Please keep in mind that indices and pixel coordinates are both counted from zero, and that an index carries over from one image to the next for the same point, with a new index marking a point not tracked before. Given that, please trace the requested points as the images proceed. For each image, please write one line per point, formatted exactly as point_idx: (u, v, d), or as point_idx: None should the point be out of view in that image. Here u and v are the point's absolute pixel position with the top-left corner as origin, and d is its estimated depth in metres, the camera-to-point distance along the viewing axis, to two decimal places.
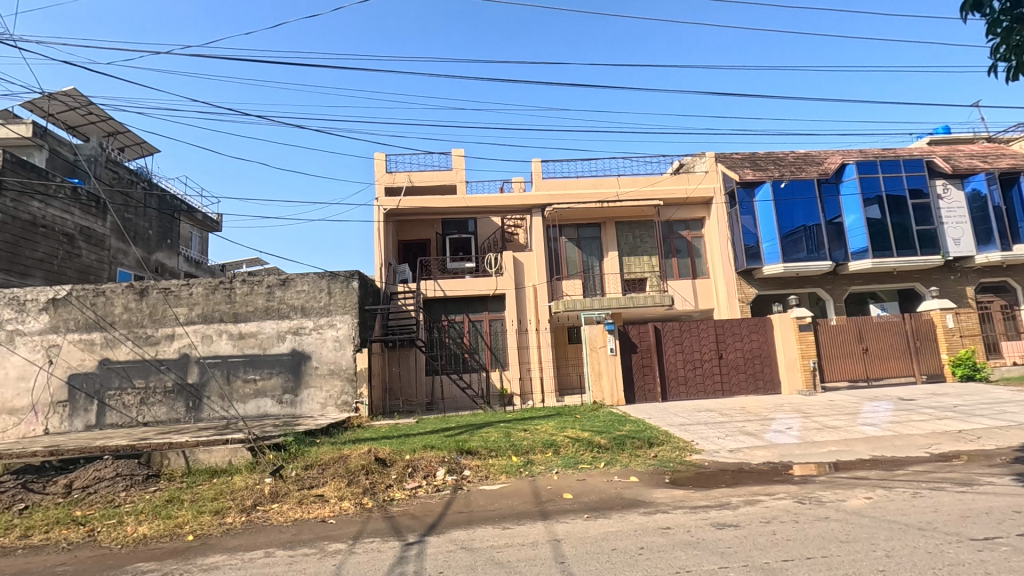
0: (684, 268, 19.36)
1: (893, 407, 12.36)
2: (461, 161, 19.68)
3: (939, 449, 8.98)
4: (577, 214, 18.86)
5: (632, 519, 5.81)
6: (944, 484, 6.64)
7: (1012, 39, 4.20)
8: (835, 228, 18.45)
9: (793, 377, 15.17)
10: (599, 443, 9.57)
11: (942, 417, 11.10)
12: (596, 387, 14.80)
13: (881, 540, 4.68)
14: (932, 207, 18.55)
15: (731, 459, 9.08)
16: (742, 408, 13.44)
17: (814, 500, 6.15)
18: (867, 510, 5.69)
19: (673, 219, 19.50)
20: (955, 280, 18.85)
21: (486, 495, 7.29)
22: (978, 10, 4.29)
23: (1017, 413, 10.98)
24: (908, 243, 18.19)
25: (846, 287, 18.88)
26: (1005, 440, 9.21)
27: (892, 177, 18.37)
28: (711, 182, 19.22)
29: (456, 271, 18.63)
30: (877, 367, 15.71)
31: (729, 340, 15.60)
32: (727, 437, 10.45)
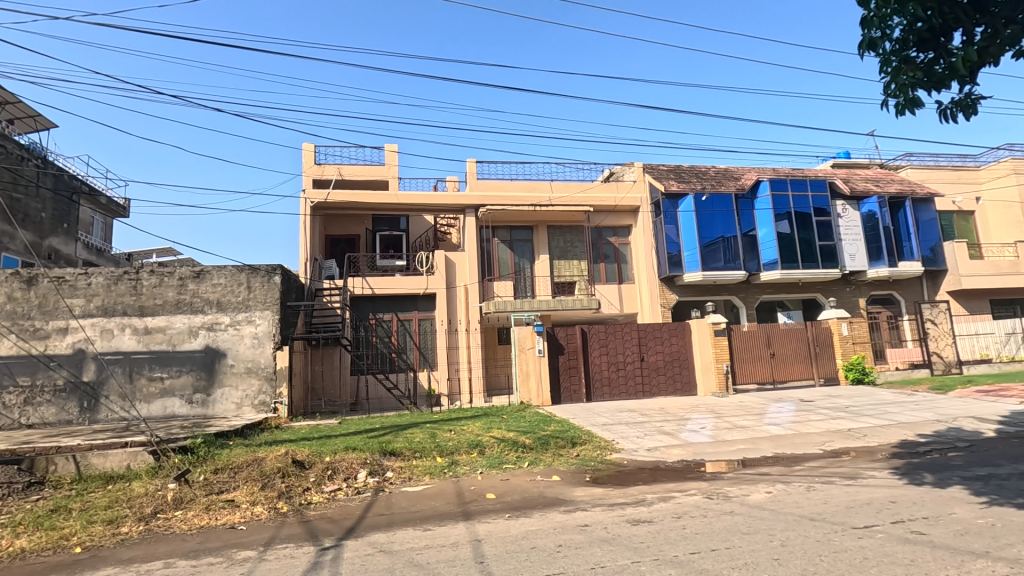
0: (611, 273, 20.00)
1: (794, 408, 13.38)
2: (395, 156, 19.31)
3: (832, 446, 9.82)
4: (510, 215, 19.00)
5: (552, 517, 5.92)
6: (834, 478, 7.28)
7: (901, 79, 4.67)
8: (749, 240, 19.74)
9: (708, 379, 16.08)
10: (524, 443, 9.69)
11: (835, 417, 12.15)
12: (524, 388, 14.99)
13: (778, 531, 5.06)
14: (833, 224, 20.25)
15: (649, 457, 9.49)
16: (661, 408, 14.06)
17: (721, 496, 6.54)
18: (767, 503, 6.12)
19: (602, 225, 20.09)
20: (850, 292, 20.70)
21: (409, 497, 7.20)
22: (872, 50, 4.74)
23: (897, 413, 12.22)
24: (812, 257, 19.71)
25: (757, 296, 20.20)
26: (886, 437, 10.23)
27: (800, 196, 19.88)
28: (639, 191, 19.98)
29: (386, 268, 18.26)
30: (783, 371, 16.95)
31: (651, 343, 16.27)
32: (646, 437, 10.90)
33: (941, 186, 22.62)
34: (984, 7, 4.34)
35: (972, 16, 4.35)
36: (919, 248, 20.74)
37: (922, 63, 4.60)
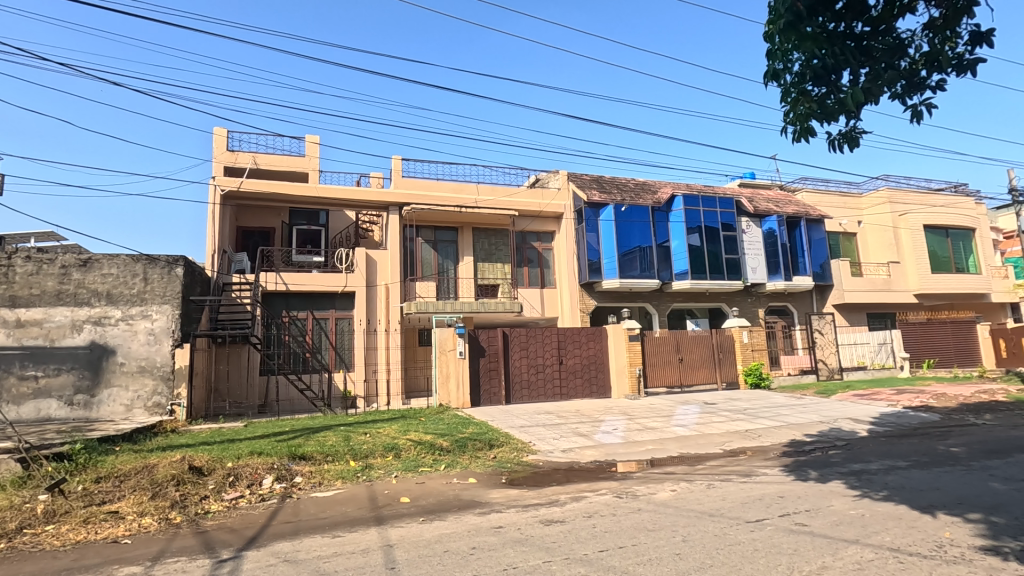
0: (534, 278, 20.32)
1: (699, 410, 14.24)
2: (316, 148, 18.53)
3: (730, 446, 10.54)
4: (435, 216, 18.78)
5: (467, 520, 5.90)
6: (731, 475, 7.81)
7: (798, 108, 5.14)
8: (663, 251, 20.78)
9: (621, 382, 16.80)
10: (441, 445, 9.58)
11: (735, 418, 13.04)
12: (443, 390, 14.89)
13: (680, 527, 5.34)
14: (738, 240, 21.77)
15: (563, 458, 9.72)
16: (577, 410, 14.43)
17: (630, 494, 6.82)
18: (671, 500, 6.46)
19: (526, 230, 20.38)
20: (750, 302, 22.39)
21: (318, 503, 6.90)
22: (775, 81, 5.16)
23: (787, 415, 13.33)
24: (719, 269, 21.07)
25: (668, 303, 21.35)
26: (778, 437, 11.13)
27: (709, 212, 21.22)
28: (563, 199, 20.43)
29: (302, 264, 17.47)
30: (690, 374, 17.96)
31: (570, 346, 16.69)
32: (562, 438, 11.16)
33: (830, 210, 24.94)
34: (867, 52, 4.87)
35: (858, 59, 4.86)
36: (810, 265, 22.78)
37: (815, 96, 5.05)
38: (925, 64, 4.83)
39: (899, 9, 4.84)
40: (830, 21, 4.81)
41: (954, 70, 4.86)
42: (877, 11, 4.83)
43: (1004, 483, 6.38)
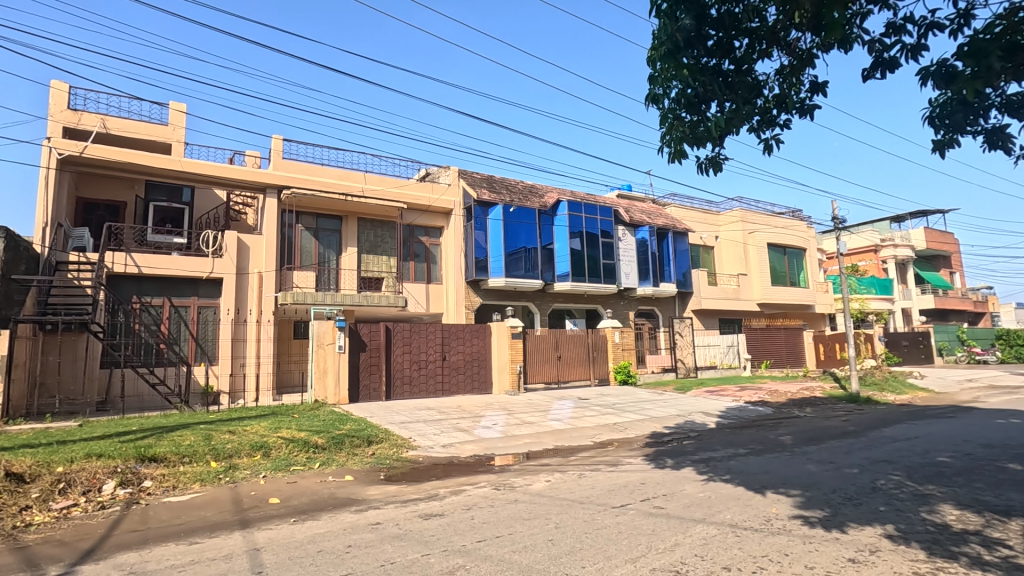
0: (420, 273, 20.13)
1: (573, 405, 15.06)
2: (181, 117, 16.70)
3: (600, 438, 11.31)
4: (317, 202, 17.83)
5: (343, 518, 5.73)
6: (600, 465, 8.40)
7: (672, 131, 5.70)
8: (547, 253, 21.62)
9: (502, 378, 17.23)
10: (316, 443, 9.17)
11: (605, 413, 13.99)
12: (319, 385, 14.20)
13: (553, 515, 5.65)
14: (615, 247, 23.32)
15: (443, 453, 9.77)
16: (458, 406, 14.54)
17: (507, 486, 7.07)
18: (546, 490, 6.80)
19: (414, 224, 20.08)
20: (622, 305, 24.10)
21: (172, 508, 6.28)
22: (655, 103, 5.68)
23: (650, 409, 14.59)
24: (596, 273, 22.45)
25: (550, 303, 22.24)
26: (641, 429, 12.15)
27: (590, 219, 22.50)
28: (453, 195, 20.41)
29: (158, 245, 15.67)
30: (566, 371, 18.91)
31: (453, 343, 16.76)
32: (442, 434, 11.21)
33: (694, 224, 27.57)
34: (731, 88, 5.52)
35: (724, 93, 5.49)
36: (675, 273, 25.03)
37: (688, 123, 5.63)
38: (775, 104, 5.61)
39: (756, 53, 5.55)
40: (703, 56, 5.38)
41: (796, 112, 5.70)
42: (740, 52, 5.49)
43: (817, 464, 7.57)
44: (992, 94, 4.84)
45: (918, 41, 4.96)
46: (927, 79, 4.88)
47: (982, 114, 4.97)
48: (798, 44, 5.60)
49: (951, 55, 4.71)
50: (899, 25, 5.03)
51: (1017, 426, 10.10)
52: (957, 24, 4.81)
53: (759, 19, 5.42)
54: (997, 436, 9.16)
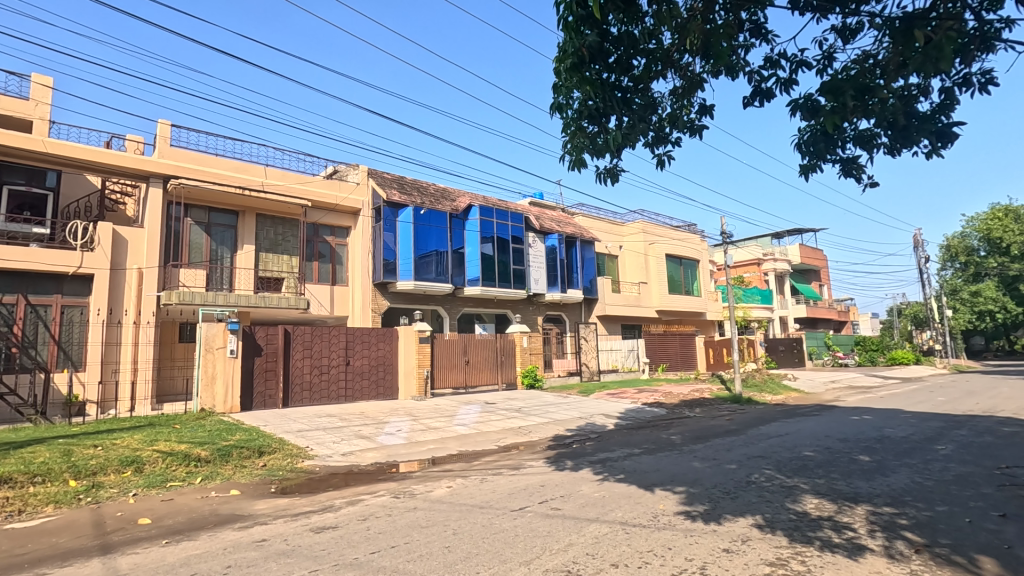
0: (324, 274, 19.31)
1: (480, 410, 15.10)
2: (46, 92, 14.82)
3: (504, 442, 11.41)
4: (210, 195, 16.55)
5: (224, 536, 5.32)
6: (503, 469, 8.47)
7: (575, 140, 5.94)
8: (458, 257, 21.56)
9: (409, 383, 16.91)
10: (198, 456, 8.44)
11: (511, 416, 14.16)
12: (207, 393, 13.13)
13: (452, 521, 5.60)
14: (526, 253, 23.73)
15: (342, 462, 9.39)
16: (361, 413, 14.05)
17: (407, 494, 6.92)
18: (446, 497, 6.74)
19: (319, 223, 19.21)
20: (531, 310, 24.56)
21: (15, 537, 5.48)
22: (559, 111, 5.91)
23: (554, 412, 14.97)
24: (506, 278, 22.71)
25: (459, 308, 22.17)
26: (545, 432, 12.42)
27: (502, 224, 22.72)
28: (361, 194, 19.78)
29: (13, 235, 13.74)
30: (474, 376, 18.94)
31: (357, 347, 16.17)
32: (342, 441, 10.78)
33: (600, 234, 28.70)
34: (628, 104, 5.85)
35: (622, 108, 5.81)
36: (582, 280, 25.93)
37: (589, 133, 5.91)
38: (668, 122, 6.03)
39: (653, 72, 5.92)
40: (603, 71, 5.63)
41: (687, 131, 6.13)
42: (638, 71, 5.82)
43: (701, 462, 8.13)
44: (848, 128, 5.48)
45: (790, 76, 5.51)
46: (796, 110, 5.43)
47: (840, 144, 5.60)
48: (690, 68, 6.04)
49: (815, 90, 5.30)
50: (775, 59, 5.57)
51: (867, 422, 11.46)
52: (821, 64, 5.41)
53: (655, 41, 5.77)
54: (852, 432, 10.34)
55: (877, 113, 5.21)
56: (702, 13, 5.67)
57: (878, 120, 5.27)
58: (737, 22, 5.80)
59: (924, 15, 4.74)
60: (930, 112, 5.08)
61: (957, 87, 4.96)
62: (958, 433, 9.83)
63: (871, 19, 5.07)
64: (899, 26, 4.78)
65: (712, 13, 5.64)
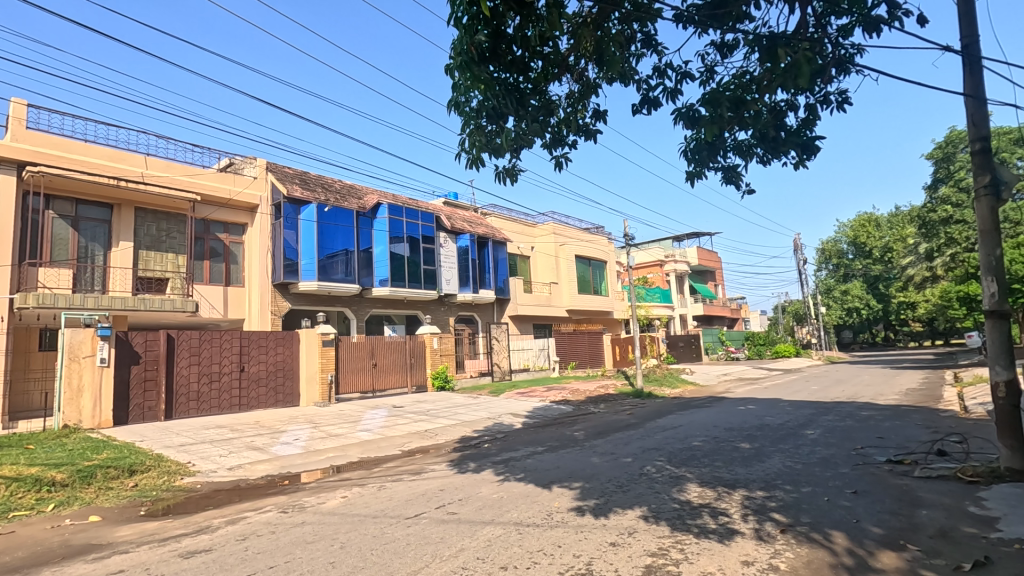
0: (216, 273, 17.89)
1: (386, 414, 14.67)
2: None
3: (408, 446, 11.14)
4: (78, 185, 14.76)
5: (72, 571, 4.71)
6: (403, 475, 8.23)
7: (472, 137, 5.86)
8: (365, 257, 20.84)
9: (311, 389, 16.08)
10: (53, 480, 7.45)
11: (418, 420, 13.87)
12: (71, 407, 11.64)
13: (340, 534, 5.32)
14: (436, 253, 23.44)
15: (228, 477, 8.70)
16: (256, 422, 13.15)
17: (296, 507, 6.52)
18: (339, 508, 6.41)
19: (209, 219, 17.76)
20: (443, 311, 24.27)
21: None
22: (456, 109, 5.81)
23: (462, 413, 14.87)
24: (416, 278, 22.32)
25: (367, 309, 21.44)
26: (451, 434, 12.28)
27: (412, 223, 22.26)
28: (258, 189, 18.53)
29: None
30: (382, 379, 18.39)
31: (253, 352, 15.11)
32: (230, 454, 10.00)
33: (512, 234, 28.94)
34: (525, 105, 5.87)
35: (519, 109, 5.82)
36: (494, 281, 26.00)
37: (487, 132, 5.88)
38: (563, 125, 6.13)
39: (548, 76, 5.98)
40: (501, 70, 5.60)
41: (582, 134, 6.27)
42: (535, 73, 5.85)
43: (599, 457, 8.36)
44: (727, 138, 5.83)
45: (675, 86, 5.79)
46: (680, 119, 5.70)
47: (721, 153, 5.95)
48: (584, 73, 6.17)
49: (696, 101, 5.59)
50: (662, 69, 5.82)
51: (750, 412, 12.40)
52: (703, 76, 5.72)
53: (551, 46, 5.84)
54: (737, 421, 11.12)
55: (752, 125, 5.59)
56: (596, 20, 5.82)
57: (752, 131, 5.66)
58: (629, 32, 5.99)
59: (788, 36, 5.14)
60: (796, 126, 5.54)
61: (818, 105, 5.44)
62: (825, 419, 10.89)
63: (745, 38, 5.43)
64: (767, 44, 5.15)
65: (604, 20, 5.79)
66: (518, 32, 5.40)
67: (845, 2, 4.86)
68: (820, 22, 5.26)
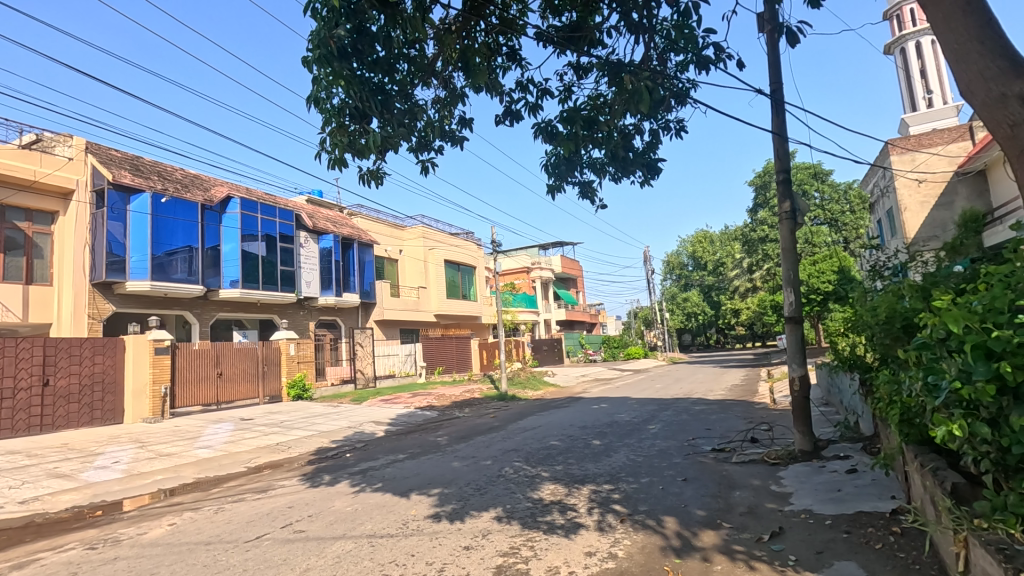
0: (14, 269, 14.98)
1: (232, 427, 13.37)
2: None
3: (255, 462, 10.24)
4: None
5: None
6: (246, 494, 7.54)
7: (333, 135, 5.60)
8: (211, 255, 18.84)
9: (139, 403, 14.13)
10: None
11: (268, 433, 12.82)
12: None
13: (163, 567, 4.72)
14: (295, 253, 21.93)
15: (19, 512, 7.29)
16: (63, 445, 11.21)
17: (108, 542, 5.65)
18: (163, 537, 5.68)
19: (7, 204, 14.76)
20: (302, 315, 22.80)
21: None
22: (317, 105, 5.50)
23: (320, 423, 14.05)
24: (272, 279, 20.70)
25: (213, 313, 19.41)
26: (305, 446, 11.53)
27: (267, 220, 20.62)
28: (75, 172, 15.89)
29: None
30: (229, 390, 16.71)
31: (62, 362, 12.86)
32: (24, 485, 8.39)
33: (380, 237, 28.08)
34: (389, 107, 5.73)
35: (383, 111, 5.66)
36: (359, 284, 24.98)
37: (350, 132, 5.65)
38: (429, 130, 6.09)
39: (414, 79, 5.92)
40: (364, 69, 5.40)
41: (448, 141, 6.31)
42: (400, 76, 5.75)
43: (460, 461, 8.39)
44: (583, 154, 6.21)
45: (536, 101, 6.07)
46: (539, 133, 5.97)
47: (578, 169, 6.32)
48: (451, 80, 6.20)
49: (555, 118, 5.89)
50: (524, 84, 6.07)
51: (603, 410, 13.28)
52: (561, 95, 6.07)
53: (416, 50, 5.78)
54: (591, 420, 11.85)
55: (604, 144, 6.04)
56: (462, 30, 5.88)
57: (604, 150, 6.10)
58: (494, 44, 6.13)
59: (633, 66, 5.65)
60: (642, 148, 6.07)
61: (661, 131, 6.03)
62: (665, 414, 12.03)
63: (597, 63, 5.85)
64: (616, 71, 5.58)
65: (469, 30, 5.87)
66: (382, 30, 5.24)
67: (681, 41, 5.45)
68: (662, 57, 5.83)
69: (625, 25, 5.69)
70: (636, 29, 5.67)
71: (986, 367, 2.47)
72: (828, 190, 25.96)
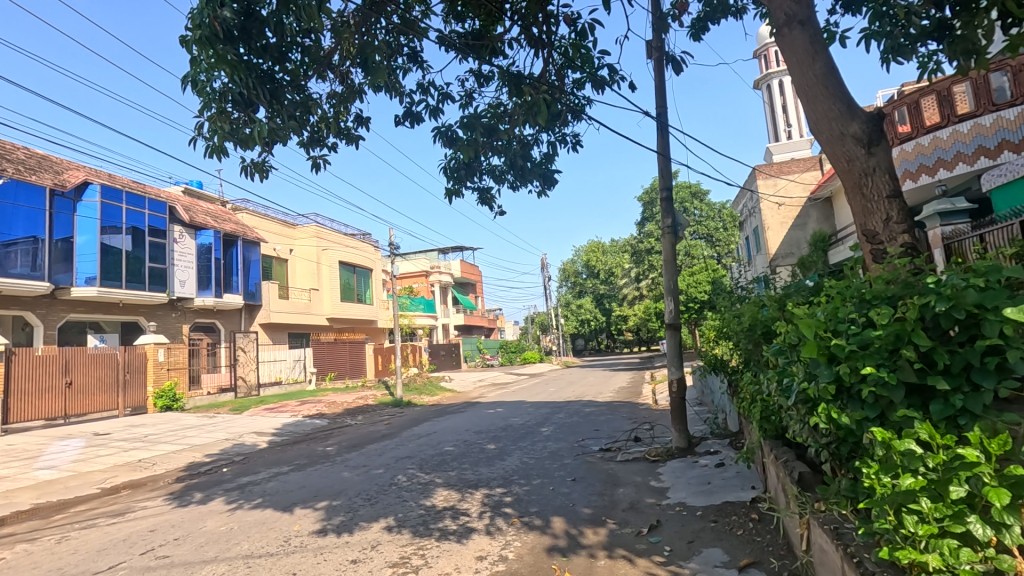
0: None
1: (83, 444, 11.77)
2: None
3: (111, 482, 9.10)
4: None
5: None
6: (99, 519, 6.68)
7: (214, 122, 5.17)
8: (62, 248, 16.55)
9: None
10: None
11: (129, 449, 11.46)
12: None
13: None
14: (167, 248, 19.89)
15: None
16: None
17: None
18: None
19: None
20: (174, 318, 20.72)
21: None
22: (194, 88, 5.05)
23: (192, 436, 12.82)
24: (138, 277, 18.58)
25: (62, 314, 17.09)
26: (174, 462, 10.45)
27: (134, 211, 18.50)
28: None
29: None
30: (80, 402, 14.73)
31: None
32: None
33: (267, 234, 26.31)
34: (279, 97, 5.41)
35: (272, 101, 5.32)
36: (242, 284, 23.18)
37: (233, 120, 5.25)
38: (324, 125, 5.84)
39: (307, 71, 5.65)
40: (252, 55, 5.04)
41: (344, 138, 6.09)
42: (293, 65, 5.44)
43: (350, 471, 8.06)
44: (482, 160, 6.28)
45: (436, 105, 6.06)
46: (439, 137, 5.95)
47: (477, 174, 6.38)
48: (349, 75, 5.99)
49: (455, 123, 5.90)
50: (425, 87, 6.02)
51: (497, 414, 13.41)
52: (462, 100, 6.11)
53: (311, 40, 5.52)
54: (485, 424, 11.93)
55: (503, 152, 6.15)
56: (361, 25, 5.70)
57: (503, 157, 6.21)
58: (395, 43, 6.03)
59: (532, 79, 5.82)
60: (540, 159, 6.27)
61: (557, 143, 6.26)
62: (556, 416, 12.43)
63: (498, 72, 5.97)
64: (516, 82, 5.71)
65: (369, 27, 5.72)
66: (274, 16, 4.92)
67: (579, 60, 5.70)
68: (560, 73, 6.07)
69: (526, 39, 5.84)
70: (535, 43, 5.85)
71: (829, 371, 2.80)
72: (705, 208, 28.42)
